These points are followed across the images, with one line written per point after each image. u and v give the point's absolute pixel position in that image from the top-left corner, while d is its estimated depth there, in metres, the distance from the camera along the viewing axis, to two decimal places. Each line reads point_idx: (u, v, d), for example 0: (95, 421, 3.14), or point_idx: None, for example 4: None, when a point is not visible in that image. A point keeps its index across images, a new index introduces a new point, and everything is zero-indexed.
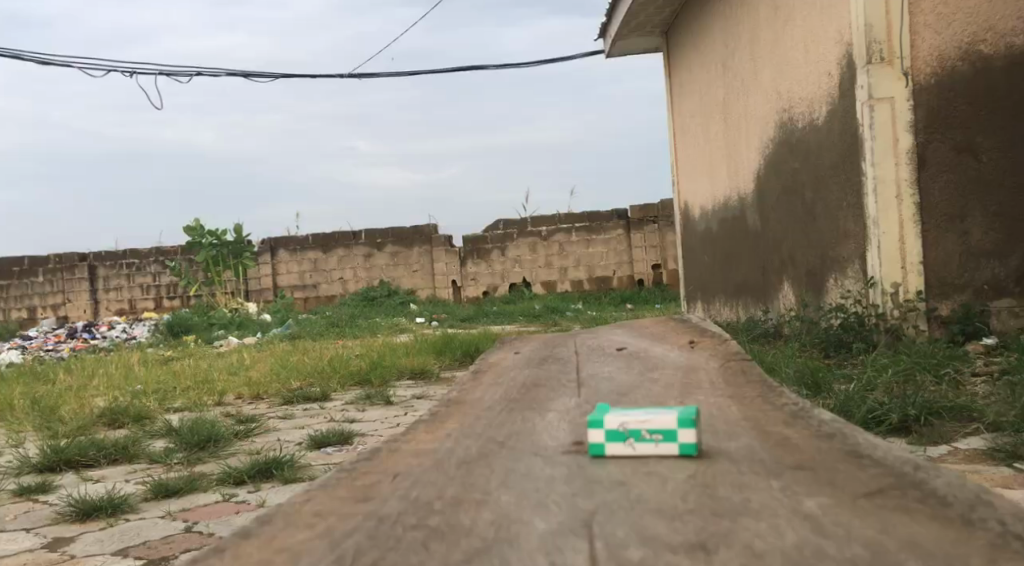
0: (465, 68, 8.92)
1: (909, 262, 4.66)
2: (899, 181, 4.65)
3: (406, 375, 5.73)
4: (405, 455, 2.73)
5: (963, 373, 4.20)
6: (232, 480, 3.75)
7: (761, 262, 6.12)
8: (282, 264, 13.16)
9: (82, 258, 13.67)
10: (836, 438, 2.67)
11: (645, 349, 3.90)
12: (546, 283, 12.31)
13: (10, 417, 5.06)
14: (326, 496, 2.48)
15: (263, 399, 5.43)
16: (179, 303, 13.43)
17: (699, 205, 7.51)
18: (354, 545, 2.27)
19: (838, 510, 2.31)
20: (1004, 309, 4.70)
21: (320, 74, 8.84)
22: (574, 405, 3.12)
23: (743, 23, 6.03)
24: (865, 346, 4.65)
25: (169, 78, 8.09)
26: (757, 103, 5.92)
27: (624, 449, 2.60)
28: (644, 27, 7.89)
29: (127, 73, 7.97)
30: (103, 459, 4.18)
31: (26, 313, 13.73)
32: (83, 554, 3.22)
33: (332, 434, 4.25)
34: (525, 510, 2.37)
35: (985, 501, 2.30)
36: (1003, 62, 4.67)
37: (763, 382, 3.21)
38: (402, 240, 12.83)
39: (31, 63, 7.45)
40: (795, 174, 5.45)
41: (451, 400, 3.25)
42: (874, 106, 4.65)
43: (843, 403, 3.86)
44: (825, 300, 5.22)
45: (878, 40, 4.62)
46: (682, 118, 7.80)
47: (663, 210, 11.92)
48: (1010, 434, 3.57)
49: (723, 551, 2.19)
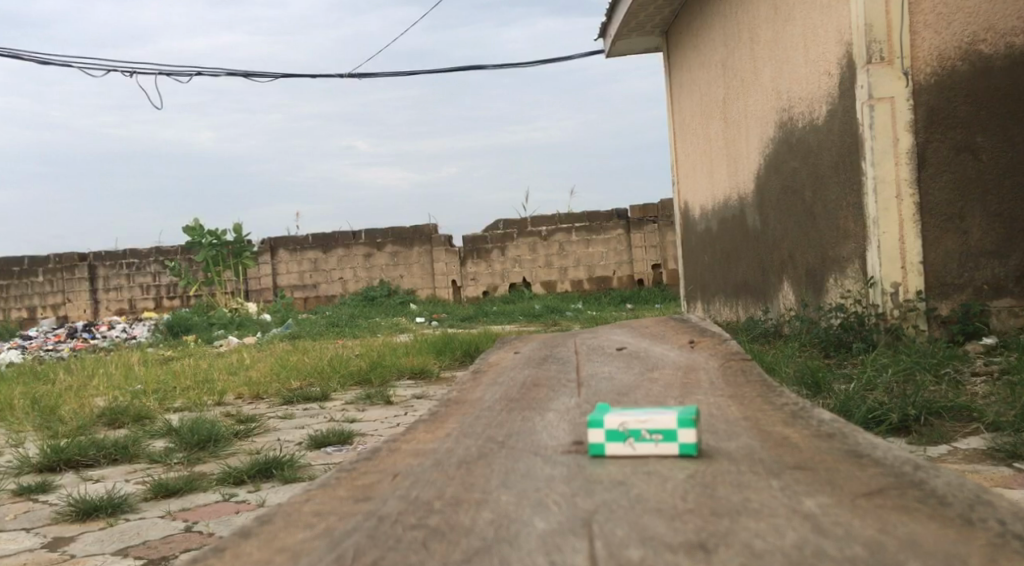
0: (461, 69, 10.20)
1: (910, 262, 4.66)
2: (898, 180, 4.64)
3: (405, 375, 5.73)
4: (405, 455, 2.73)
5: (963, 373, 4.21)
6: (232, 479, 3.76)
7: (761, 262, 6.12)
8: (282, 264, 13.18)
9: (81, 258, 13.66)
10: (837, 438, 2.67)
11: (644, 349, 3.90)
12: (546, 283, 12.31)
13: (10, 417, 5.05)
14: (326, 496, 2.49)
15: (263, 399, 5.43)
16: (178, 303, 13.43)
17: (699, 205, 7.51)
18: (355, 545, 2.26)
19: (838, 510, 2.31)
20: (1003, 308, 4.72)
21: (320, 76, 9.99)
22: (574, 405, 3.12)
23: (742, 23, 6.03)
24: (865, 346, 4.64)
25: (170, 76, 9.28)
26: (757, 100, 5.92)
27: (624, 449, 2.60)
28: (644, 27, 7.90)
29: (127, 73, 9.14)
30: (103, 459, 4.18)
31: (26, 313, 13.75)
32: (84, 554, 3.21)
33: (332, 434, 4.26)
34: (523, 510, 2.37)
35: (984, 501, 2.32)
36: (1003, 62, 4.71)
37: (763, 382, 3.21)
38: (402, 240, 12.85)
39: (32, 62, 8.37)
40: (795, 173, 5.45)
41: (453, 400, 3.25)
42: (874, 106, 4.63)
43: (843, 404, 3.87)
44: (824, 299, 5.22)
45: (878, 40, 4.62)
46: (682, 119, 7.81)
47: (663, 210, 11.94)
48: (1010, 434, 3.57)
49: (722, 551, 2.18)
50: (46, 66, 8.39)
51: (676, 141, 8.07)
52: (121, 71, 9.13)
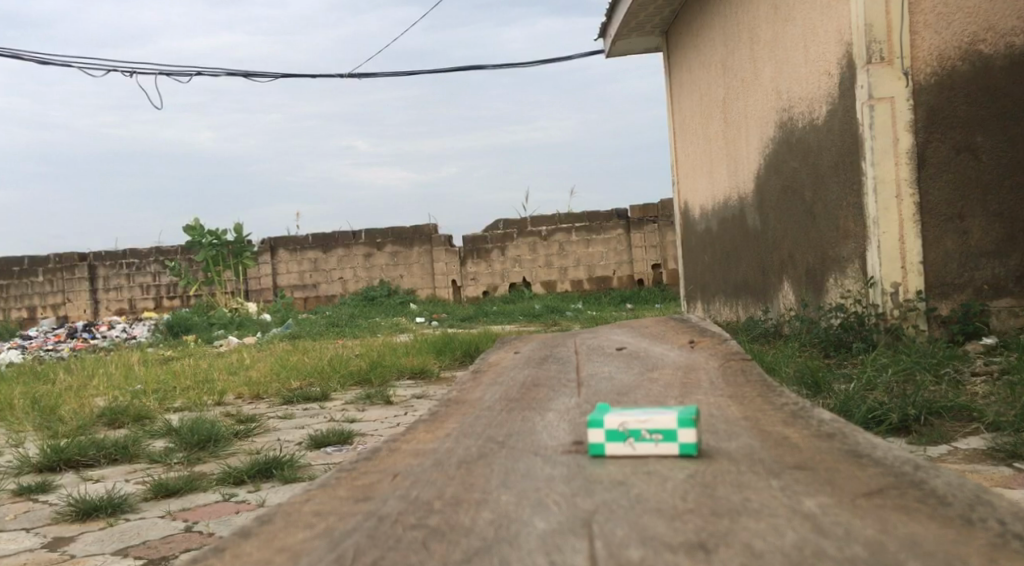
0: (461, 69, 10.20)
1: (910, 262, 4.66)
2: (898, 180, 4.64)
3: (405, 375, 5.73)
4: (404, 455, 2.73)
5: (963, 373, 4.21)
6: (232, 479, 3.76)
7: (761, 262, 6.12)
8: (282, 264, 13.18)
9: (81, 258, 13.65)
10: (837, 438, 2.67)
11: (645, 349, 3.90)
12: (546, 283, 12.31)
13: (10, 417, 5.05)
14: (326, 496, 2.49)
15: (263, 399, 5.43)
16: (178, 303, 13.43)
17: (699, 205, 7.51)
18: (355, 545, 2.26)
19: (838, 509, 2.31)
20: (1003, 308, 4.72)
21: (320, 76, 9.98)
22: (574, 405, 3.12)
23: (742, 23, 6.03)
24: (865, 346, 4.64)
25: (169, 76, 9.27)
26: (756, 100, 5.92)
27: (624, 449, 2.60)
28: (644, 27, 7.90)
29: (126, 73, 9.14)
30: (103, 459, 4.18)
31: (26, 313, 13.75)
32: (84, 554, 3.21)
33: (332, 434, 4.26)
34: (523, 510, 2.37)
35: (984, 501, 2.32)
36: (1003, 62, 4.71)
37: (762, 382, 3.21)
38: (402, 240, 12.85)
39: (32, 62, 8.37)
40: (795, 173, 5.45)
41: (453, 400, 3.25)
42: (874, 105, 4.63)
43: (844, 404, 3.87)
44: (824, 299, 5.22)
45: (878, 40, 4.62)
46: (682, 119, 7.81)
47: (663, 210, 11.94)
48: (1010, 434, 3.57)
49: (722, 551, 2.18)
50: (46, 65, 8.39)
51: (676, 141, 8.07)
52: (120, 71, 9.13)
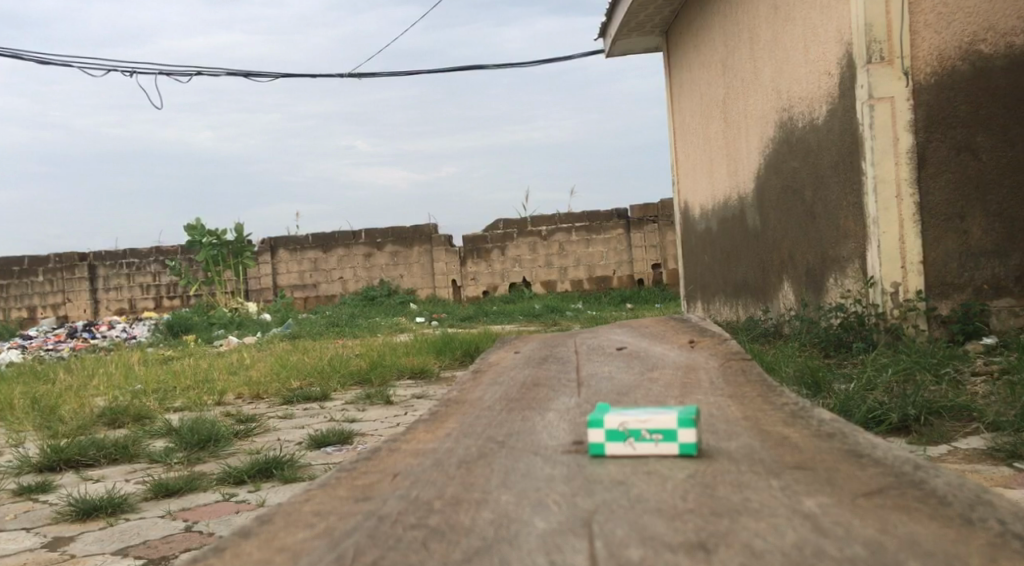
0: (460, 68, 10.20)
1: (910, 262, 4.66)
2: (898, 180, 4.64)
3: (405, 375, 5.73)
4: (405, 455, 2.73)
5: (963, 373, 4.21)
6: (232, 479, 3.76)
7: (761, 261, 6.11)
8: (282, 264, 13.17)
9: (81, 257, 13.65)
10: (837, 438, 2.67)
11: (644, 349, 3.89)
12: (546, 282, 12.31)
13: (10, 417, 5.05)
14: (326, 495, 2.49)
15: (263, 399, 5.43)
16: (178, 303, 13.44)
17: (699, 205, 7.50)
18: (354, 545, 2.26)
19: (838, 509, 2.31)
20: (1003, 308, 4.72)
21: (319, 76, 9.96)
22: (573, 405, 3.12)
23: (742, 23, 6.03)
24: (865, 346, 4.64)
25: (168, 75, 9.25)
26: (757, 100, 5.91)
27: (624, 449, 2.60)
28: (644, 27, 7.91)
29: (127, 72, 9.15)
30: (103, 459, 4.18)
31: (26, 313, 13.76)
32: (83, 554, 3.21)
33: (332, 434, 4.26)
34: (523, 510, 2.37)
35: (985, 501, 2.32)
36: (1003, 62, 4.71)
37: (762, 382, 3.21)
38: (402, 240, 12.85)
39: (32, 62, 8.38)
40: (795, 173, 5.45)
41: (454, 400, 3.25)
42: (874, 105, 4.64)
43: (844, 404, 3.87)
44: (824, 299, 5.23)
45: (879, 40, 4.62)
46: (682, 119, 7.81)
47: (663, 209, 11.95)
48: (1010, 433, 3.57)
49: (722, 551, 2.18)
50: (46, 65, 8.37)
51: (676, 141, 8.07)
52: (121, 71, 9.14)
